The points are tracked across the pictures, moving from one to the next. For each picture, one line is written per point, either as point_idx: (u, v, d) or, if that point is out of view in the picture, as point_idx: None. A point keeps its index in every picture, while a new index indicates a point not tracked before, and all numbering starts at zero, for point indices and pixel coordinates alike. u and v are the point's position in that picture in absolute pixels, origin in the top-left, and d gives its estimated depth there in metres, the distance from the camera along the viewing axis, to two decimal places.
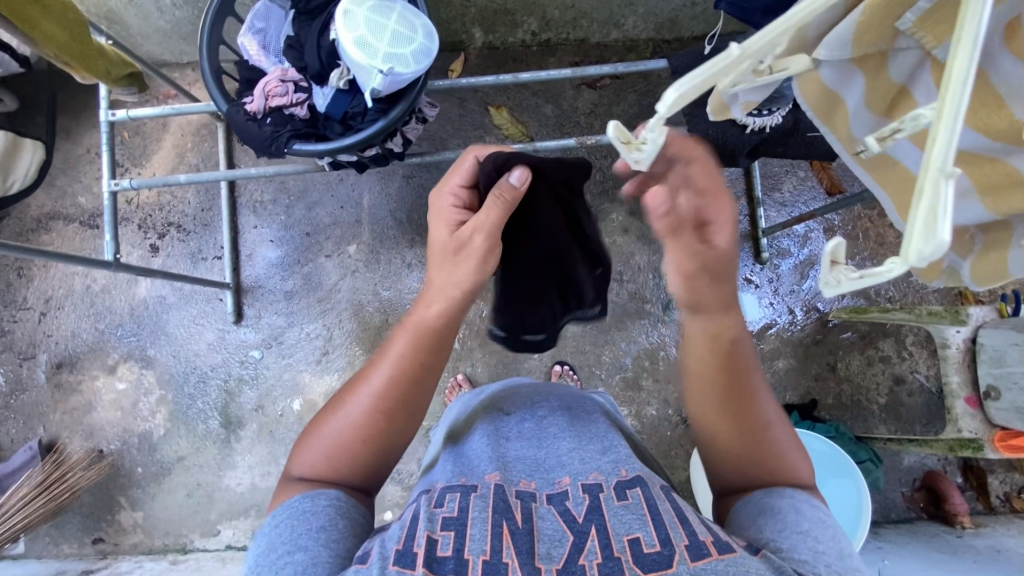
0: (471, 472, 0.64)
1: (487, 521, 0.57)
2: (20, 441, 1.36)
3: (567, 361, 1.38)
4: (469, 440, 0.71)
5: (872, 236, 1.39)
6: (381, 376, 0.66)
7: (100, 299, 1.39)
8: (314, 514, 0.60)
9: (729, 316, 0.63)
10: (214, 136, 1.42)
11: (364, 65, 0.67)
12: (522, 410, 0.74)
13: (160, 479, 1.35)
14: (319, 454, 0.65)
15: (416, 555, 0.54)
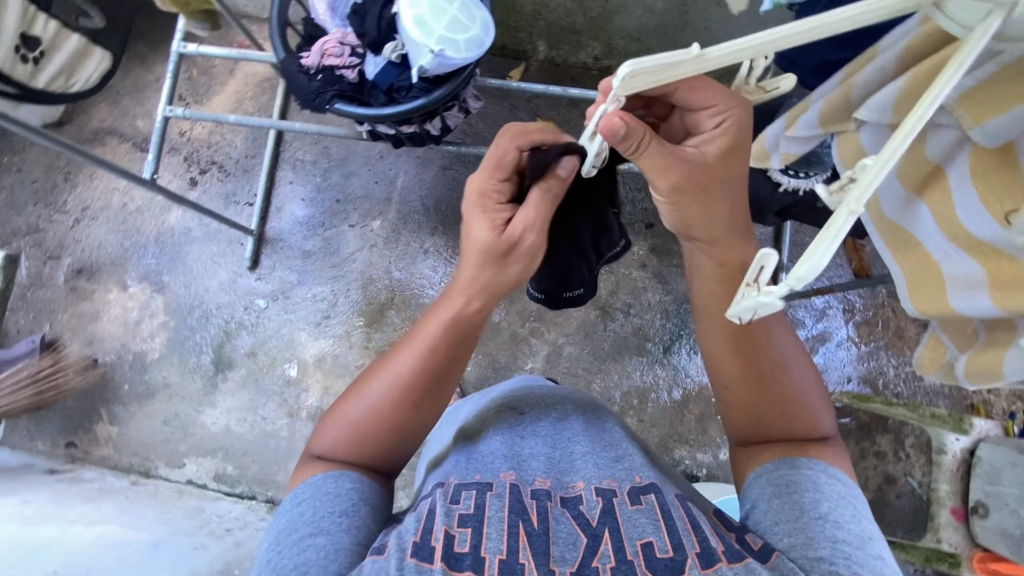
0: (484, 469, 0.64)
1: (503, 520, 0.57)
2: (25, 333, 1.41)
3: (556, 380, 1.37)
4: (485, 430, 0.72)
5: (892, 327, 1.36)
6: (407, 366, 0.67)
7: (132, 218, 1.45)
8: (345, 497, 0.61)
9: (731, 236, 0.60)
10: (274, 91, 1.48)
11: (416, 40, 0.70)
12: (537, 413, 0.73)
13: (142, 400, 1.38)
14: (343, 437, 0.66)
15: (433, 549, 0.54)
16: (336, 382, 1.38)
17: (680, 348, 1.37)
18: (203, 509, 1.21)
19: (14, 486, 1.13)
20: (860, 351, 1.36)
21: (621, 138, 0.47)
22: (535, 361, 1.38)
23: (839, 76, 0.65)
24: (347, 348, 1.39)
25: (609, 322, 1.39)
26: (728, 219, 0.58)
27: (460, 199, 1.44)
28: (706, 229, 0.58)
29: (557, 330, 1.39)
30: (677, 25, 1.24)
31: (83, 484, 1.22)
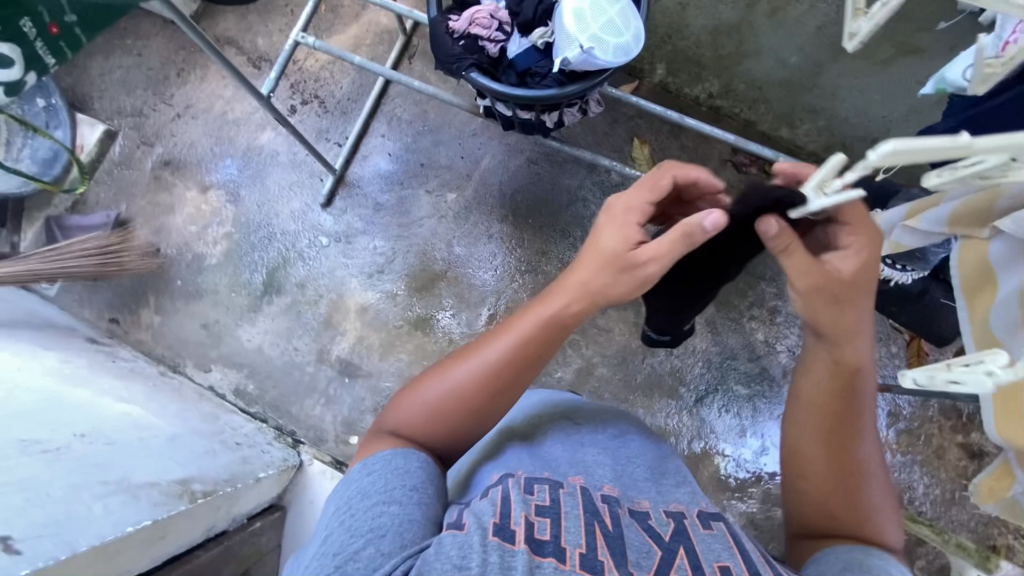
0: (552, 468, 0.67)
1: (579, 517, 0.59)
2: (102, 206, 1.48)
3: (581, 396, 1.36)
4: (542, 431, 0.75)
5: (934, 444, 1.31)
6: (492, 355, 0.70)
7: (228, 127, 1.50)
8: (412, 466, 0.64)
9: (853, 343, 0.67)
10: (391, 44, 1.51)
11: (569, 32, 0.71)
12: (592, 425, 0.76)
13: (189, 299, 1.43)
14: (418, 416, 0.69)
15: (514, 531, 0.56)
16: (371, 336, 1.40)
17: (712, 403, 1.35)
18: (219, 417, 1.25)
19: (60, 344, 1.19)
20: (894, 459, 1.31)
21: (771, 236, 0.61)
22: (565, 371, 1.38)
23: (968, 188, 0.67)
24: (390, 307, 1.41)
25: (649, 356, 1.37)
26: (857, 323, 0.66)
27: (538, 196, 1.45)
28: (834, 328, 0.66)
29: (595, 349, 1.38)
30: (804, 84, 1.22)
31: (118, 361, 1.27)
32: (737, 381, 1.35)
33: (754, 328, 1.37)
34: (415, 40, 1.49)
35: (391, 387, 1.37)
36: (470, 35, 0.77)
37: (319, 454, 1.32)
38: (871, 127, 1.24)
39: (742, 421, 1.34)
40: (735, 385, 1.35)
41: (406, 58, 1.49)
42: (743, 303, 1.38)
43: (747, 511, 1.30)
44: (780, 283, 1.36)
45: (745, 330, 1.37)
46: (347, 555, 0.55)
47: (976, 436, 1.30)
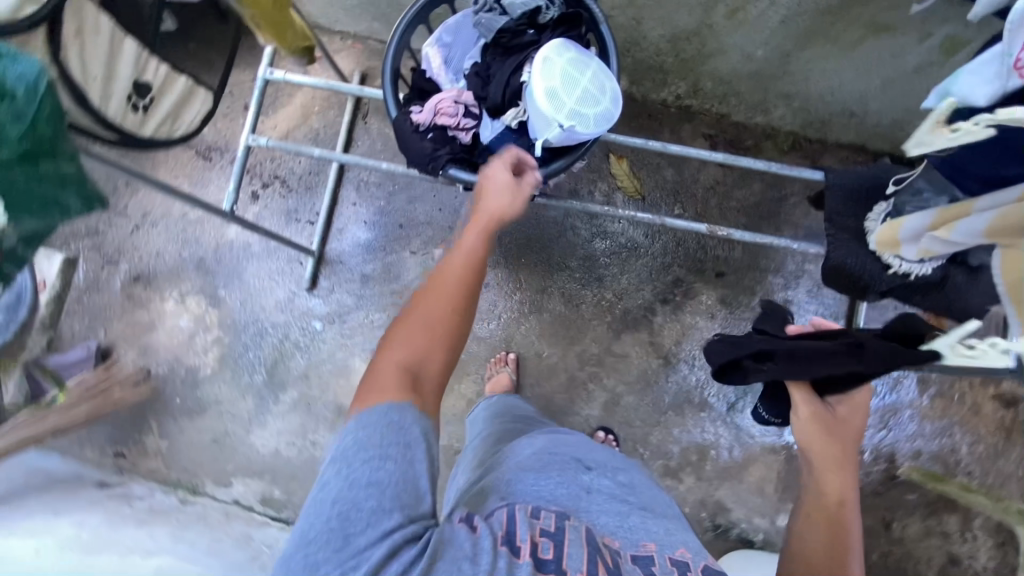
0: (559, 502, 0.64)
1: (582, 547, 0.55)
2: (80, 337, 1.41)
3: (613, 429, 1.34)
4: (551, 462, 0.71)
5: (969, 402, 1.30)
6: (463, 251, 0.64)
7: (191, 228, 1.43)
8: (416, 414, 0.56)
9: (833, 475, 0.70)
10: (341, 106, 1.44)
11: (546, 113, 0.66)
12: (602, 468, 0.73)
13: (193, 415, 1.37)
14: (408, 344, 0.59)
15: (519, 547, 0.54)
16: None
17: (744, 408, 1.32)
18: (253, 537, 1.20)
19: (71, 503, 1.13)
20: (933, 425, 1.30)
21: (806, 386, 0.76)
22: (592, 407, 1.35)
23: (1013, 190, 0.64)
24: None
25: (671, 374, 1.35)
26: (843, 461, 0.71)
27: (526, 233, 1.40)
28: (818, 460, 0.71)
29: (617, 378, 1.35)
30: (774, 73, 1.18)
31: (135, 502, 1.21)
32: None
33: None
34: (366, 98, 1.42)
35: None
36: (438, 127, 0.72)
37: None
38: (849, 101, 1.21)
39: None
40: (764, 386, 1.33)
41: (361, 118, 1.42)
42: (753, 300, 1.36)
43: None
44: (785, 274, 1.35)
45: None
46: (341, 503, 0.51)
47: (1008, 386, 1.29)
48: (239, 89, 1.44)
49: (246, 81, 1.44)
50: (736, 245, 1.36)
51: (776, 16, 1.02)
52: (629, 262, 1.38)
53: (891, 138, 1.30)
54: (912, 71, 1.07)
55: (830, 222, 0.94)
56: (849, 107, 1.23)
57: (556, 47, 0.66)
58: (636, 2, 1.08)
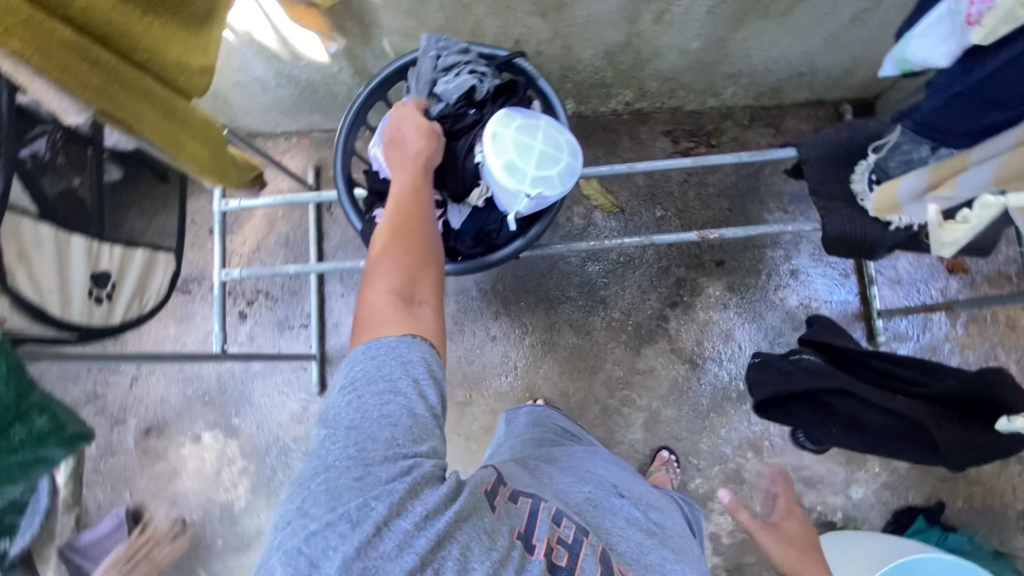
0: (581, 515, 0.64)
1: (596, 566, 0.57)
2: (107, 505, 1.37)
3: (675, 451, 1.29)
4: (583, 477, 0.72)
5: (1003, 319, 1.27)
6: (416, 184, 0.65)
7: (188, 366, 1.40)
8: (420, 341, 0.57)
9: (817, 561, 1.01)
10: (303, 205, 1.43)
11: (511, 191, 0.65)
12: (638, 500, 0.71)
13: (239, 552, 1.33)
14: (387, 273, 0.60)
15: (535, 545, 0.55)
16: None
17: None
18: None
19: None
20: (975, 353, 1.27)
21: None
22: (633, 431, 1.32)
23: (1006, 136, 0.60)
24: None
25: (702, 375, 1.32)
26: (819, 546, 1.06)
27: (518, 276, 1.37)
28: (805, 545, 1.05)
29: (649, 395, 1.32)
30: (714, 59, 1.17)
31: None
32: None
33: (784, 297, 1.32)
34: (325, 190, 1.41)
35: None
36: None
37: None
38: (795, 64, 1.20)
39: None
40: None
41: (325, 210, 1.41)
42: (761, 279, 1.33)
43: (869, 476, 1.25)
44: (783, 244, 1.33)
45: (776, 303, 1.32)
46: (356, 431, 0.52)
47: None
48: (200, 216, 1.43)
49: (204, 207, 1.43)
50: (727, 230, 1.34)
51: (701, 9, 1.02)
52: (627, 276, 1.35)
53: (845, 85, 1.29)
54: (848, 22, 1.06)
55: (816, 196, 0.91)
56: (797, 69, 1.22)
57: (500, 119, 0.65)
58: (561, 32, 1.07)
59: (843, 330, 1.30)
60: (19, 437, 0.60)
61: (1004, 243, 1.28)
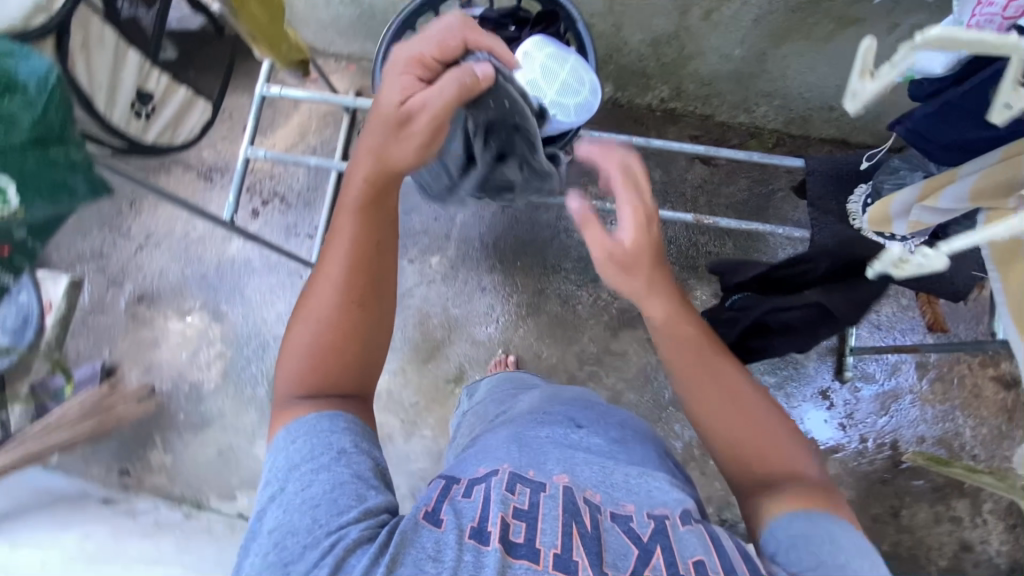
0: (538, 466, 0.64)
1: (557, 518, 0.56)
2: (85, 357, 1.42)
3: None
4: (537, 425, 0.73)
5: (968, 385, 1.31)
6: (345, 239, 0.64)
7: (193, 247, 1.46)
8: (341, 417, 0.61)
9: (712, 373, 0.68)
10: (337, 124, 1.49)
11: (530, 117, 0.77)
12: (593, 427, 0.74)
13: (197, 430, 1.38)
14: (310, 355, 0.63)
15: (490, 532, 0.55)
16: (390, 419, 1.37)
17: None
18: None
19: (73, 520, 1.13)
20: (933, 410, 1.31)
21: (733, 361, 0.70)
22: None
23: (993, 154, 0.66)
24: (402, 385, 1.39)
25: None
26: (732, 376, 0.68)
27: (520, 237, 1.43)
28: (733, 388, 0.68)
29: (616, 376, 1.36)
30: (752, 72, 1.22)
31: (140, 518, 1.21)
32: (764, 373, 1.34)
33: None
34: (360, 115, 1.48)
35: (423, 466, 1.35)
36: None
37: None
38: (826, 97, 1.25)
39: None
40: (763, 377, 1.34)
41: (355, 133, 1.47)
42: None
43: None
44: None
45: None
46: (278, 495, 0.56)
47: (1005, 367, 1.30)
48: (238, 111, 1.49)
49: (244, 104, 1.49)
50: (727, 240, 1.39)
51: (749, 16, 1.07)
52: None
53: (871, 130, 1.33)
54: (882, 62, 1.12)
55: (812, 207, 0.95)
56: (828, 101, 1.27)
57: (536, 42, 0.72)
58: (614, 9, 1.13)
59: (815, 359, 1.34)
60: (60, 156, 0.67)
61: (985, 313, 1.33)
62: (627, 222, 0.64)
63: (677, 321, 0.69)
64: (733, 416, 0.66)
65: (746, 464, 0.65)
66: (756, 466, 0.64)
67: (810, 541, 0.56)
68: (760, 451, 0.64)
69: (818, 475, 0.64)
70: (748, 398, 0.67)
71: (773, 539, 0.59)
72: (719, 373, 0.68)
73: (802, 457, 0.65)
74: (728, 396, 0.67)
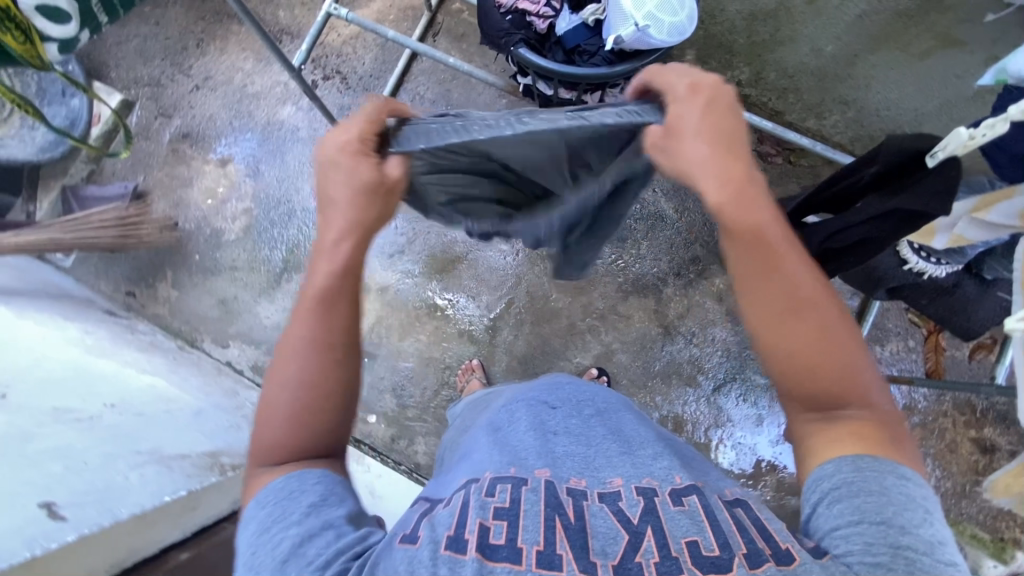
0: (520, 463, 0.61)
1: (540, 514, 0.54)
2: (119, 176, 1.45)
3: (606, 371, 1.36)
4: (510, 418, 0.71)
5: (947, 438, 1.33)
6: (312, 296, 0.59)
7: (247, 101, 1.47)
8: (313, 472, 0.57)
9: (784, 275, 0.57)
10: (415, 21, 1.48)
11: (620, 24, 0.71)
12: (569, 407, 0.71)
13: (207, 274, 1.42)
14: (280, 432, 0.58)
15: (467, 542, 0.51)
16: (391, 315, 1.40)
17: (727, 393, 1.35)
18: (240, 393, 1.24)
19: (76, 315, 1.17)
20: None
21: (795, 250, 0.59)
22: (585, 357, 1.38)
23: None
24: (410, 286, 1.41)
25: (669, 344, 1.37)
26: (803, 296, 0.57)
27: None
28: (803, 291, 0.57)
29: (615, 335, 1.38)
30: (837, 75, 1.21)
31: (137, 334, 1.26)
32: (756, 372, 1.35)
33: None
34: (440, 18, 1.47)
35: (410, 367, 1.38)
36: (518, 11, 0.77)
37: None
38: None
39: (760, 410, 1.35)
40: (754, 376, 1.36)
41: (431, 35, 1.47)
42: None
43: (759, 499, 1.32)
44: None
45: None
46: (262, 527, 0.54)
47: (987, 432, 1.32)
48: None
49: None
50: None
51: None
52: (654, 231, 1.40)
53: None
54: (971, 97, 1.14)
55: None
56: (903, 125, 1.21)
57: None
58: None
59: None
60: None
61: (986, 376, 1.34)
62: (689, 112, 0.53)
63: (742, 213, 0.54)
64: (802, 333, 0.57)
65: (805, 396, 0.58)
66: (818, 394, 0.57)
67: (861, 487, 0.52)
68: (831, 385, 0.57)
69: (882, 410, 0.58)
70: (829, 316, 0.57)
71: (817, 486, 0.55)
72: (789, 281, 0.57)
73: (873, 385, 0.58)
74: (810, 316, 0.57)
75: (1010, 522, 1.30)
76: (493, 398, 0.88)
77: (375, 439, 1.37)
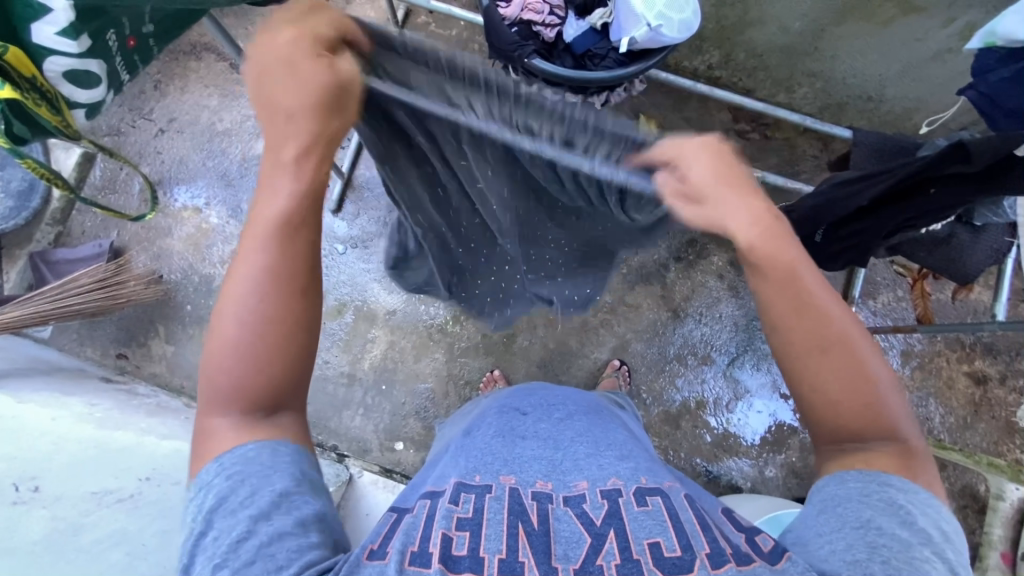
0: (484, 470, 0.62)
1: (502, 522, 0.54)
2: (90, 236, 1.37)
3: (626, 362, 1.39)
4: (480, 425, 0.74)
5: (944, 375, 1.42)
6: (266, 219, 0.54)
7: (218, 139, 1.41)
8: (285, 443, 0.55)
9: (798, 293, 0.57)
10: None
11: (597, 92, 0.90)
12: (540, 411, 0.74)
13: (203, 324, 1.35)
14: (224, 380, 0.54)
15: (432, 556, 0.50)
16: (403, 338, 1.38)
17: (741, 363, 1.40)
18: None
19: (75, 388, 1.10)
20: (911, 396, 1.42)
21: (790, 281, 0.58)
22: (601, 351, 1.40)
23: None
24: (418, 307, 1.39)
25: (679, 326, 1.41)
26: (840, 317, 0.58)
27: None
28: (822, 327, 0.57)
29: (627, 326, 1.40)
30: (805, 49, 1.27)
31: (141, 397, 1.19)
32: (764, 341, 1.40)
33: None
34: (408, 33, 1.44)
35: (430, 388, 1.37)
36: (524, 23, 0.87)
37: (368, 465, 1.30)
38: (869, 85, 1.30)
39: (773, 375, 1.40)
40: (762, 345, 1.40)
41: None
42: None
43: (786, 461, 1.37)
44: None
45: None
46: (219, 501, 0.50)
47: (979, 364, 1.42)
48: None
49: None
50: None
51: None
52: None
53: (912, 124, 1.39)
54: (929, 58, 1.19)
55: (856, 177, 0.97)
56: (868, 90, 1.31)
57: None
58: None
59: None
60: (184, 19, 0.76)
61: (971, 314, 1.44)
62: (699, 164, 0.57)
63: (773, 251, 0.57)
64: (834, 366, 0.57)
65: (826, 422, 0.58)
66: (840, 427, 0.57)
67: (840, 503, 0.54)
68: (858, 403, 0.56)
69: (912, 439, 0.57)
70: (861, 358, 0.57)
71: (811, 506, 0.57)
72: (823, 317, 0.57)
73: (908, 424, 0.58)
74: (824, 322, 0.57)
75: (1010, 445, 1.40)
76: (477, 401, 0.91)
77: (406, 462, 1.35)
